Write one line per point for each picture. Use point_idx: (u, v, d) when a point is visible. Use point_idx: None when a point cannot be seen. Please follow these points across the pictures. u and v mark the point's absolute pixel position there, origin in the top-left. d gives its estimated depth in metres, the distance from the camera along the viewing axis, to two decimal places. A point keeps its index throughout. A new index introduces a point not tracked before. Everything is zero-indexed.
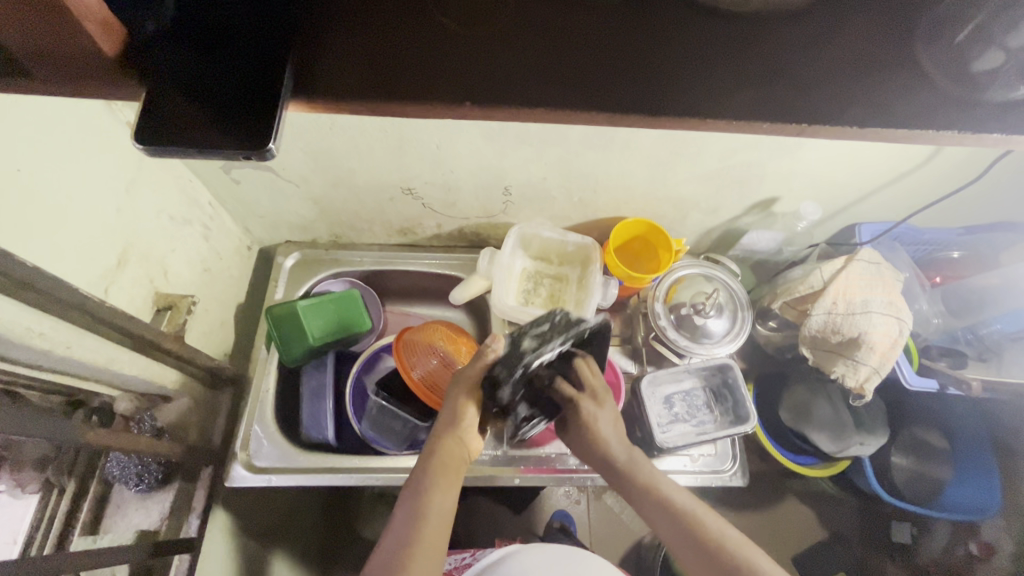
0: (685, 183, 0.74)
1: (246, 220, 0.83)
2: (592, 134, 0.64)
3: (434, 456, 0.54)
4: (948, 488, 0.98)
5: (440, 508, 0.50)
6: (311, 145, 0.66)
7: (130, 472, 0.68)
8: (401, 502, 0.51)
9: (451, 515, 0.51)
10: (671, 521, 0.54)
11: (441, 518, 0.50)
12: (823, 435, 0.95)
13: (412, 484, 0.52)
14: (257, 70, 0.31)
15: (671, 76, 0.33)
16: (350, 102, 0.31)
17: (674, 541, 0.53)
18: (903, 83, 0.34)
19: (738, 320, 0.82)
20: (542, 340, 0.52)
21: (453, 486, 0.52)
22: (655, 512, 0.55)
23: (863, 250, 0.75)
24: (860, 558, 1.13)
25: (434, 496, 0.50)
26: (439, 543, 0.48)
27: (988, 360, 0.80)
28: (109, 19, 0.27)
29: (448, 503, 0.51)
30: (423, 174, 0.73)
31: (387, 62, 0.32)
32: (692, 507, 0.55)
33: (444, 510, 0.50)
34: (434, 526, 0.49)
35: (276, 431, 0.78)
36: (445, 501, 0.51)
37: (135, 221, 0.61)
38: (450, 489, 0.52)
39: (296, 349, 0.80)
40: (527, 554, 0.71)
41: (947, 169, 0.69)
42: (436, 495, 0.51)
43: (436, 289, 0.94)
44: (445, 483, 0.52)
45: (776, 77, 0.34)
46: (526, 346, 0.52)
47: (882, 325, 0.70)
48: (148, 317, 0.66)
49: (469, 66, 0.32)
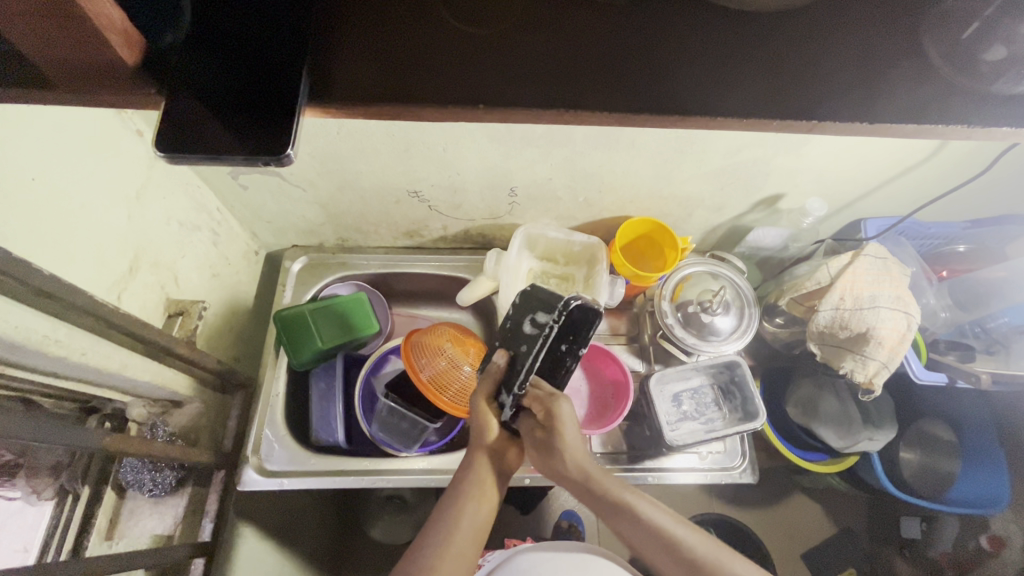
0: (691, 181, 0.74)
1: (254, 224, 0.83)
2: (597, 134, 0.64)
3: (469, 471, 0.53)
4: (956, 482, 0.99)
5: (472, 518, 0.49)
6: (318, 150, 0.67)
7: (143, 477, 0.69)
8: (435, 511, 0.51)
9: (485, 530, 0.50)
10: (660, 550, 0.47)
11: (473, 531, 0.49)
12: (830, 431, 0.95)
13: (447, 497, 0.52)
14: (272, 72, 0.31)
15: (682, 76, 0.34)
16: (366, 105, 0.32)
17: (663, 571, 0.48)
18: (910, 78, 0.34)
19: (745, 317, 0.81)
20: (543, 305, 0.57)
21: (490, 500, 0.52)
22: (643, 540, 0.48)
23: (870, 244, 0.74)
24: (868, 553, 1.13)
25: (469, 507, 0.50)
26: (471, 552, 0.48)
27: (995, 352, 0.80)
28: (131, 31, 0.28)
29: (482, 517, 0.50)
30: (429, 176, 0.73)
31: (403, 65, 0.32)
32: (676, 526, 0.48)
33: (477, 522, 0.50)
34: (464, 542, 0.48)
35: (287, 435, 0.78)
36: (478, 513, 0.50)
37: (146, 228, 0.61)
38: (482, 505, 0.51)
39: (304, 353, 0.80)
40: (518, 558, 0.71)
41: (953, 163, 0.69)
42: (468, 506, 0.50)
43: (442, 290, 0.95)
44: (480, 495, 0.51)
45: (788, 73, 0.34)
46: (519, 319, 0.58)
47: (891, 319, 0.70)
48: (160, 323, 0.66)
49: (483, 66, 0.33)
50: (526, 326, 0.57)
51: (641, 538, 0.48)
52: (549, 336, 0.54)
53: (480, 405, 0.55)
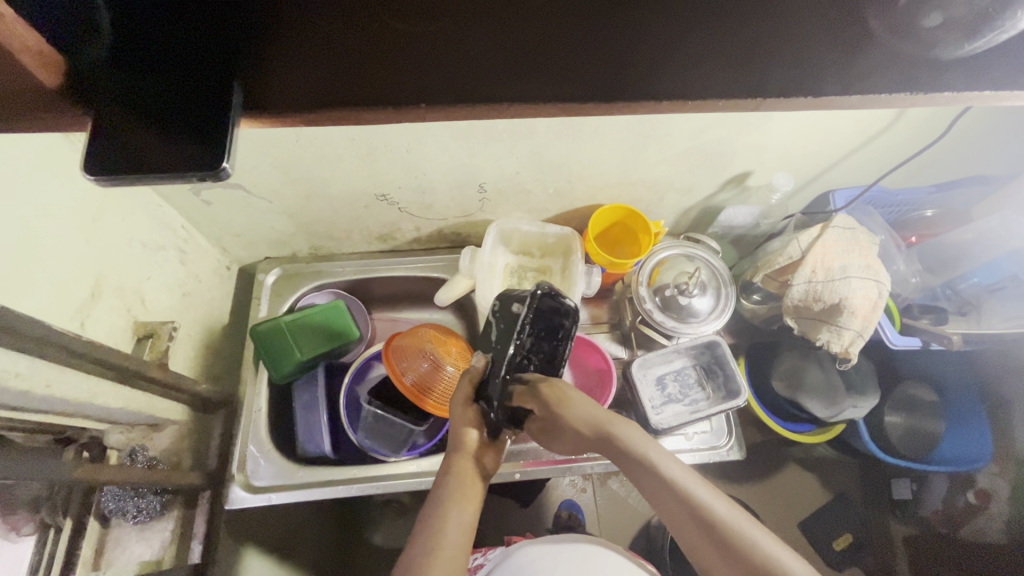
0: (658, 165, 0.75)
1: (223, 239, 0.82)
2: (561, 126, 0.64)
3: (450, 476, 0.54)
4: (942, 442, 1.01)
5: (457, 525, 0.50)
6: (279, 160, 0.66)
7: (126, 505, 0.68)
8: (418, 524, 0.51)
9: (471, 533, 0.51)
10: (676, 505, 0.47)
11: (461, 534, 0.50)
12: (816, 401, 0.97)
13: (424, 519, 0.51)
14: (202, 85, 0.30)
15: (625, 62, 0.33)
16: (306, 112, 0.32)
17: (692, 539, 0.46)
18: (855, 48, 0.33)
19: (722, 297, 0.82)
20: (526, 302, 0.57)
21: (473, 505, 0.52)
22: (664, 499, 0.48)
23: (838, 216, 0.75)
24: (863, 515, 1.16)
25: (450, 514, 0.50)
26: (460, 558, 0.48)
27: (967, 313, 0.81)
28: (47, 50, 0.26)
29: (467, 519, 0.51)
30: (396, 178, 0.72)
31: (343, 68, 0.31)
32: (701, 490, 0.47)
33: (463, 524, 0.50)
34: (452, 548, 0.48)
35: (272, 449, 0.77)
36: (463, 518, 0.50)
37: (106, 252, 0.60)
38: (465, 506, 0.51)
39: (285, 366, 0.80)
40: (527, 550, 0.73)
41: (912, 131, 0.70)
42: (452, 512, 0.51)
43: (421, 292, 0.94)
44: (462, 500, 0.52)
45: (728, 51, 0.33)
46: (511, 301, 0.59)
47: (862, 289, 0.71)
48: (130, 348, 0.65)
49: (425, 63, 0.31)
50: (515, 307, 0.58)
51: (669, 505, 0.47)
52: (525, 311, 0.56)
53: (461, 410, 0.58)
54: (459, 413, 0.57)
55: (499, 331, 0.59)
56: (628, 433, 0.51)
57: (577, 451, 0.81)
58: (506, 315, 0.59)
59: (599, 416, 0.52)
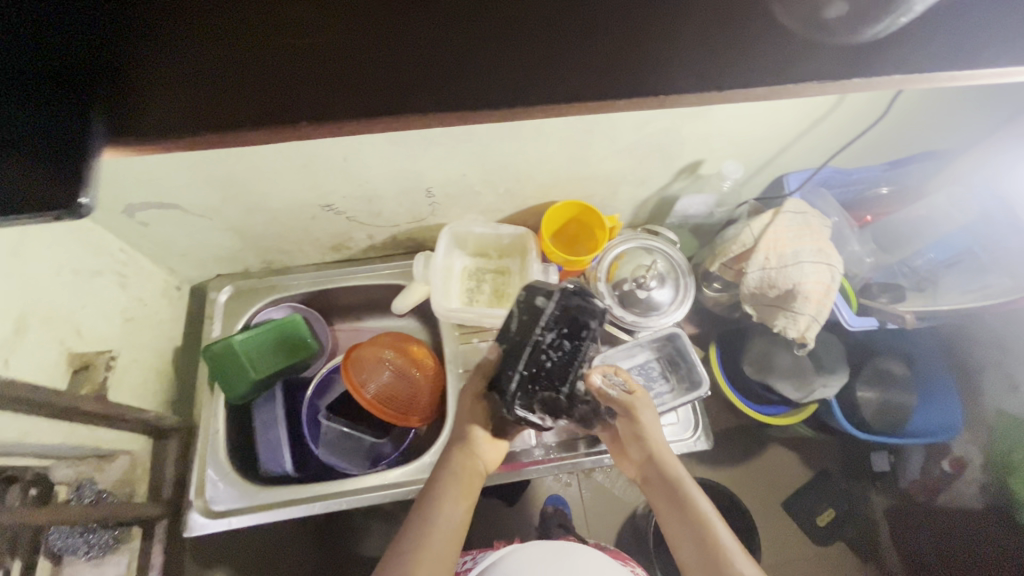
0: (607, 159, 0.73)
1: (168, 260, 0.80)
2: (499, 126, 0.62)
3: (451, 468, 0.62)
4: (914, 414, 1.01)
5: (451, 511, 0.57)
6: (211, 176, 0.64)
7: (76, 542, 0.64)
8: (414, 509, 0.58)
9: (463, 523, 0.57)
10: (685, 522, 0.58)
11: (452, 522, 0.56)
12: (787, 383, 0.97)
13: (421, 502, 0.59)
14: (54, 112, 0.27)
15: (517, 66, 0.31)
16: (178, 136, 0.30)
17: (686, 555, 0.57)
18: (756, 39, 0.32)
19: (682, 287, 0.81)
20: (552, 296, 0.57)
21: (467, 499, 0.59)
22: (679, 516, 0.59)
23: (790, 200, 0.75)
24: (844, 490, 1.16)
25: (447, 502, 0.57)
26: (449, 545, 0.55)
27: (926, 289, 0.82)
28: None
29: (460, 510, 0.58)
30: (338, 188, 0.70)
31: (218, 92, 0.29)
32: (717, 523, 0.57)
33: (456, 515, 0.57)
34: (445, 531, 0.55)
35: (233, 471, 0.75)
36: (457, 507, 0.58)
37: (29, 284, 0.57)
38: (460, 497, 0.59)
39: (240, 385, 0.78)
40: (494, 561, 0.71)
41: (854, 112, 0.70)
42: (449, 500, 0.58)
43: (381, 300, 0.92)
44: (458, 492, 0.59)
45: (626, 50, 0.32)
46: (535, 291, 0.58)
47: (814, 273, 0.71)
48: (64, 382, 0.63)
49: (299, 76, 0.30)
50: (538, 300, 0.57)
51: (680, 522, 0.59)
52: (547, 310, 0.56)
53: (467, 408, 0.66)
54: (467, 410, 0.66)
55: (520, 322, 0.58)
56: (673, 462, 0.63)
57: (543, 453, 0.81)
58: (525, 307, 0.58)
59: (656, 443, 0.64)
